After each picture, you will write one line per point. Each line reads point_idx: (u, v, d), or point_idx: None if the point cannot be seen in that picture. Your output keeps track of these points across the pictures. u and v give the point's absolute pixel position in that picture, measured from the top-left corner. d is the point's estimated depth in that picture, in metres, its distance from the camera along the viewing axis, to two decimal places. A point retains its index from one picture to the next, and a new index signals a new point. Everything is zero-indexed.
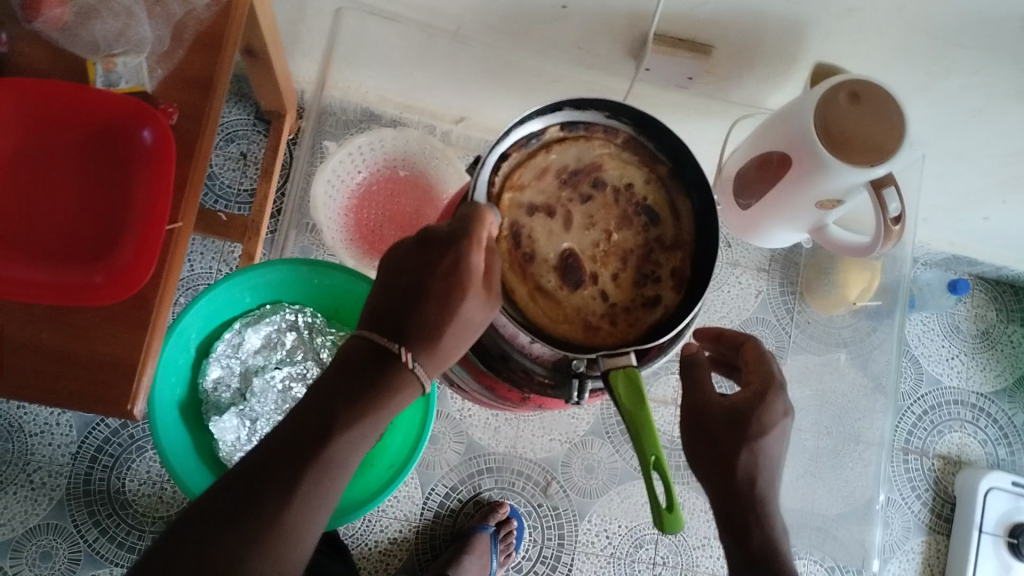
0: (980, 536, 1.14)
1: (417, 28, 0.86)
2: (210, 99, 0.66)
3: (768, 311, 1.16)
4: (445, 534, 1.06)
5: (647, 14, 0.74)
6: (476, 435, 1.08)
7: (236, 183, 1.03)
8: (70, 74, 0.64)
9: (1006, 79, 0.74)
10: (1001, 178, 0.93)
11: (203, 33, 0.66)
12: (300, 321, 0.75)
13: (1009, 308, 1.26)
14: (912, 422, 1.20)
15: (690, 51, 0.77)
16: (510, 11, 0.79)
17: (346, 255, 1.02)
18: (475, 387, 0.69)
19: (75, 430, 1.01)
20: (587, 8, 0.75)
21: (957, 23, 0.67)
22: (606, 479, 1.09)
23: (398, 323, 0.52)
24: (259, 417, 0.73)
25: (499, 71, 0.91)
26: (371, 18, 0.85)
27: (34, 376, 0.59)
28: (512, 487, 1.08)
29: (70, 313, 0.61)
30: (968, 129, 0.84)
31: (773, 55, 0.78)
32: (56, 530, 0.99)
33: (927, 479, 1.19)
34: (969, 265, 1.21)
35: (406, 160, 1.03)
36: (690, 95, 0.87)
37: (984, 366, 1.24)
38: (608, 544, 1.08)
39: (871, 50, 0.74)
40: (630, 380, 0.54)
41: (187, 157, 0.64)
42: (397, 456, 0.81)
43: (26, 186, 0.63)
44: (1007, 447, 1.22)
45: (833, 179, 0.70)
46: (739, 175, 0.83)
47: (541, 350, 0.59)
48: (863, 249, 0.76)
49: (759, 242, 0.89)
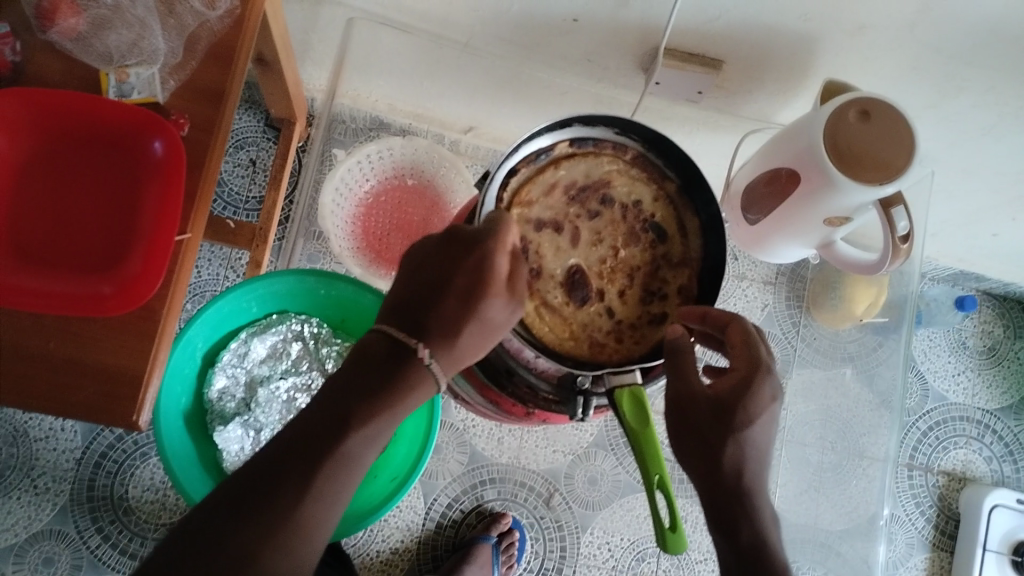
0: (985, 553, 1.13)
1: (429, 39, 0.86)
2: (221, 111, 0.66)
3: (773, 324, 1.15)
4: (447, 544, 1.05)
5: (658, 29, 0.74)
6: (480, 445, 1.07)
7: (245, 191, 1.04)
8: (83, 84, 0.65)
9: (1017, 98, 0.74)
10: (1011, 195, 0.93)
11: (216, 44, 0.66)
12: (306, 330, 0.75)
13: (1016, 325, 1.26)
14: (917, 438, 1.20)
15: (701, 66, 0.77)
16: (521, 24, 0.79)
17: (351, 262, 1.01)
18: (480, 399, 0.68)
19: (78, 435, 1.01)
20: (598, 22, 0.75)
21: (969, 41, 0.67)
22: (608, 491, 1.09)
23: (416, 320, 0.51)
24: (263, 427, 0.73)
25: (509, 83, 0.91)
26: (383, 29, 0.86)
27: (42, 385, 0.60)
28: (514, 498, 1.08)
29: (78, 323, 0.61)
30: (978, 146, 0.84)
31: (784, 71, 0.78)
32: (58, 535, 0.99)
33: (931, 495, 1.18)
34: (977, 281, 1.21)
35: (415, 170, 1.04)
36: (700, 109, 0.87)
37: (990, 383, 1.23)
38: (610, 557, 1.08)
39: (882, 68, 0.74)
40: (635, 399, 0.54)
41: (197, 168, 0.64)
42: (400, 468, 0.82)
43: (37, 194, 0.63)
44: (1013, 464, 1.22)
45: (842, 198, 0.69)
46: (747, 190, 0.83)
47: (545, 366, 0.60)
48: (870, 267, 0.76)
49: (765, 256, 0.89)
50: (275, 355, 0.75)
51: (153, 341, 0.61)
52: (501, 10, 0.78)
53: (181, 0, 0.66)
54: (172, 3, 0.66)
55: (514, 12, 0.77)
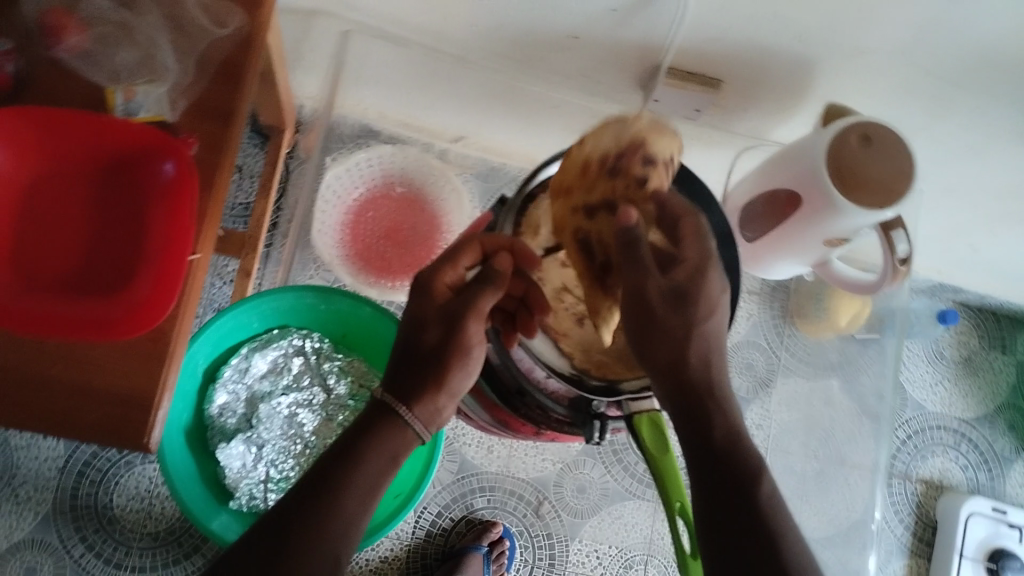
0: (961, 560, 1.15)
1: (425, 52, 0.86)
2: (231, 129, 0.65)
3: (759, 334, 1.16)
4: (436, 553, 1.05)
5: (657, 48, 0.75)
6: (469, 453, 1.08)
7: (233, 198, 1.03)
8: (87, 101, 0.64)
9: (1007, 122, 0.76)
10: (995, 213, 0.95)
11: (221, 61, 0.66)
12: (308, 346, 0.76)
13: (990, 335, 1.29)
14: (896, 446, 1.22)
15: (700, 84, 0.78)
16: (519, 40, 0.79)
17: (342, 271, 1.02)
18: (487, 418, 0.70)
19: (62, 444, 1.00)
20: (598, 40, 0.76)
21: (965, 66, 0.68)
22: (597, 499, 1.09)
23: (405, 385, 0.54)
24: (266, 443, 0.73)
25: (504, 95, 0.91)
26: (379, 41, 0.85)
27: (49, 413, 0.59)
28: (504, 506, 1.08)
29: (85, 346, 0.60)
30: (965, 166, 0.85)
31: (779, 91, 0.79)
32: (40, 545, 0.97)
33: (910, 503, 1.21)
34: (954, 293, 1.23)
35: (405, 180, 1.04)
36: (694, 126, 0.88)
37: (966, 392, 1.26)
38: (598, 565, 1.08)
39: (877, 90, 0.75)
40: (653, 424, 0.57)
41: (206, 189, 0.64)
42: (405, 484, 0.83)
43: (42, 218, 0.64)
44: (988, 472, 1.24)
45: (843, 220, 0.70)
46: (743, 208, 0.84)
47: (558, 386, 0.61)
48: (868, 287, 0.77)
49: (760, 273, 0.90)
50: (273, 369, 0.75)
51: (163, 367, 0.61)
52: (495, 26, 0.78)
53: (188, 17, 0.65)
54: (179, 19, 0.66)
55: (512, 28, 0.78)
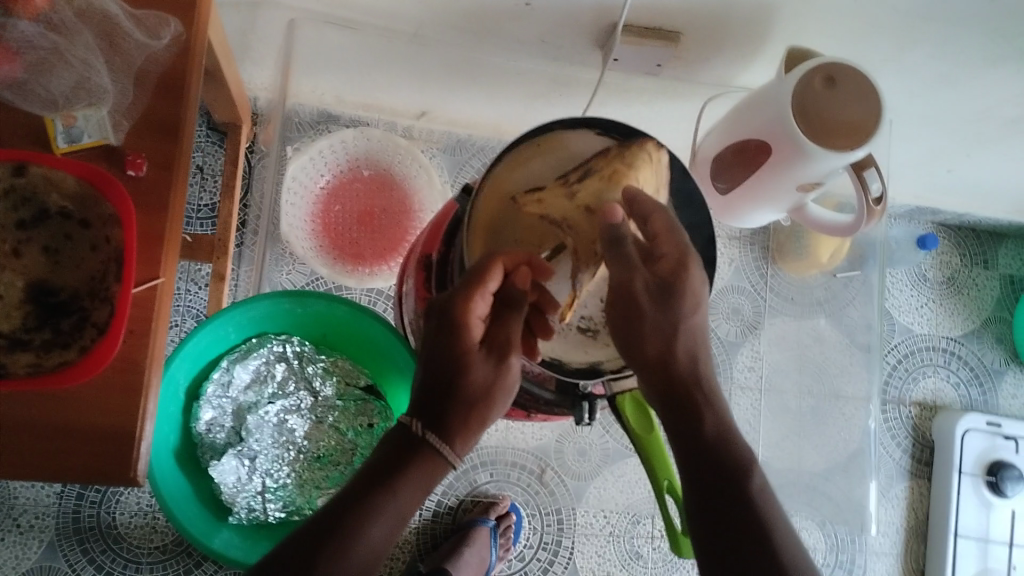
0: (963, 474, 1.52)
1: (374, 33, 1.15)
2: (172, 137, 0.85)
3: (742, 279, 1.57)
4: (444, 528, 1.51)
5: (615, 10, 1.00)
6: (468, 433, 1.53)
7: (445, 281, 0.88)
8: (30, 132, 0.82)
9: (966, 48, 0.97)
10: (968, 134, 1.19)
11: (160, 77, 0.85)
12: None
13: (971, 253, 1.63)
14: (891, 371, 1.58)
15: (658, 39, 1.04)
16: (474, 9, 1.06)
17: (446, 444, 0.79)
18: None
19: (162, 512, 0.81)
20: (545, 6, 1.02)
21: (897, 6, 0.90)
22: (597, 460, 1.56)
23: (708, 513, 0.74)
24: None
25: (458, 64, 1.21)
26: (327, 26, 1.14)
27: (83, 442, 0.77)
28: (506, 477, 1.54)
29: (68, 388, 0.78)
30: (935, 91, 1.08)
31: (736, 40, 1.04)
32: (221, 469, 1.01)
33: (906, 424, 1.57)
34: (932, 216, 1.57)
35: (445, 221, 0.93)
36: (661, 77, 1.17)
37: (953, 313, 1.61)
38: (606, 523, 1.55)
39: (838, 34, 0.98)
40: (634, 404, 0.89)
41: (161, 208, 0.83)
42: None
43: (157, 307, 0.81)
44: (979, 388, 1.60)
45: (814, 165, 0.94)
46: (715, 159, 1.12)
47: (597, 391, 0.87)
48: (841, 228, 1.05)
49: (734, 221, 1.20)
50: (258, 377, 1.08)
51: (121, 405, 0.78)
52: None
53: (126, 38, 0.83)
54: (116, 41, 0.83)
55: (467, 1, 1.04)
